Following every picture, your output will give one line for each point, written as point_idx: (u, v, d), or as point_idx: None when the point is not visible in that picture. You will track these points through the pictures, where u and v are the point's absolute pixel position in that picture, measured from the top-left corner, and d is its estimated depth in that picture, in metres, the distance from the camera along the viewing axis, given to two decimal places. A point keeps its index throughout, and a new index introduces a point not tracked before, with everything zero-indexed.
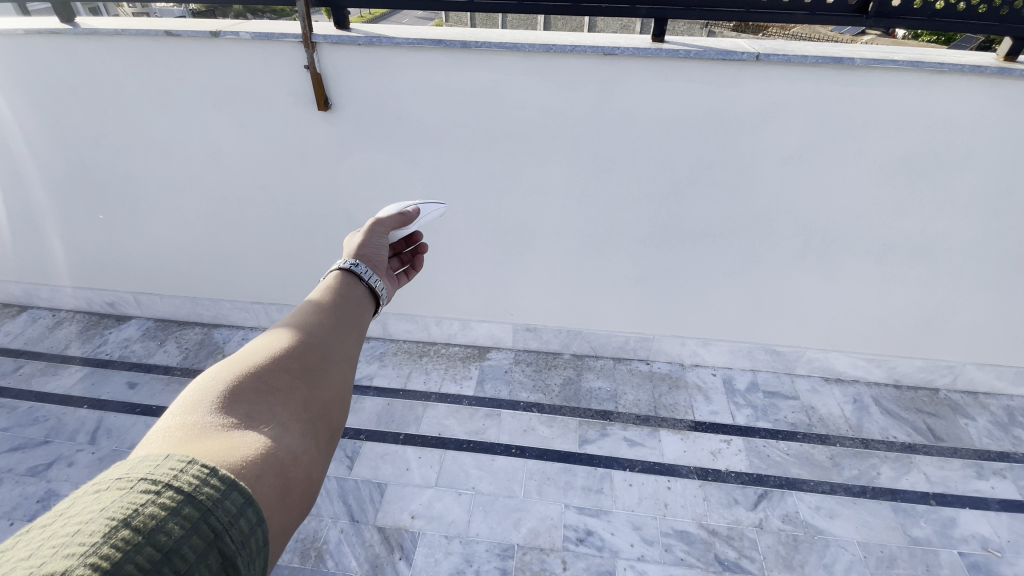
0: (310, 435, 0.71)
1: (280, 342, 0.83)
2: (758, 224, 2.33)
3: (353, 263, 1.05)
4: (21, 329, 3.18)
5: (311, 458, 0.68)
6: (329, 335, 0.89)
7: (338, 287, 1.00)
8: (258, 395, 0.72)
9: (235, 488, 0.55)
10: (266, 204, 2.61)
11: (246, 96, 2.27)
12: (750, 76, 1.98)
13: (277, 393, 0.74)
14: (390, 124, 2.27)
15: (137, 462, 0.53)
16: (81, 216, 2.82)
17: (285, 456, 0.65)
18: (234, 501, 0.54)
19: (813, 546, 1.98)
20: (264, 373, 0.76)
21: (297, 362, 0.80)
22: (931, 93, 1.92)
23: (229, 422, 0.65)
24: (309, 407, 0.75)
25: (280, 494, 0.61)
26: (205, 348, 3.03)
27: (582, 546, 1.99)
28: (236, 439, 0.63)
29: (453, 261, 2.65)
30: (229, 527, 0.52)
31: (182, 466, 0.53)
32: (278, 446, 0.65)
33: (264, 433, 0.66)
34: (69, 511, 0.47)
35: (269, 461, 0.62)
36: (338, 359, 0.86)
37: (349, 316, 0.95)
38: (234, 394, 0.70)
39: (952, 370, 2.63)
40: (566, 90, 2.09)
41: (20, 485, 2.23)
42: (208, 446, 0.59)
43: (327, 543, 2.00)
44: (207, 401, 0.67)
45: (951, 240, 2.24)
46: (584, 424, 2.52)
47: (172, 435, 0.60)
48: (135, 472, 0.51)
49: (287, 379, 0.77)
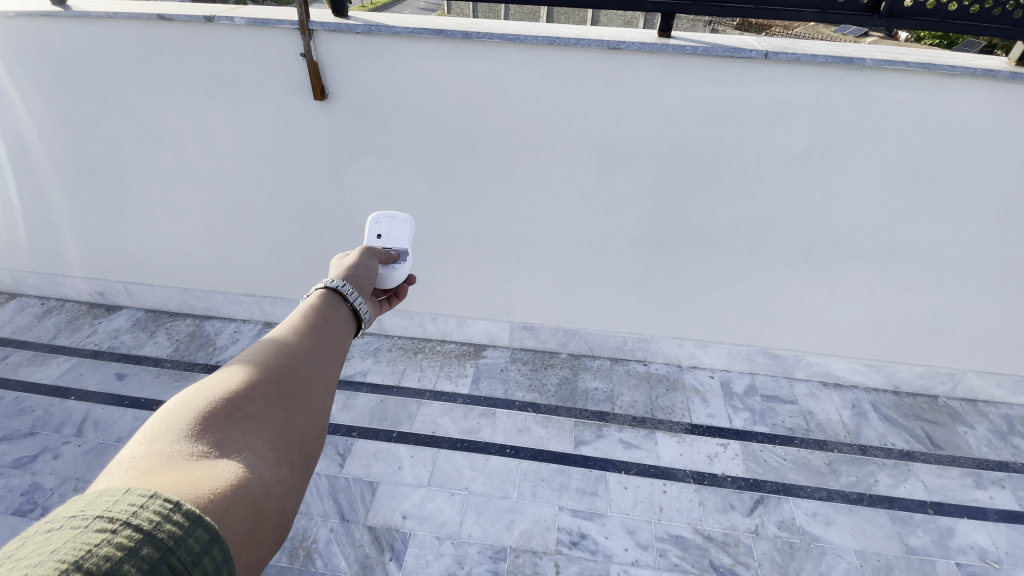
0: (285, 465, 0.66)
1: (254, 364, 0.78)
2: (760, 226, 2.30)
3: (338, 282, 1.01)
4: (10, 317, 3.12)
5: (285, 489, 0.63)
6: (308, 358, 0.83)
7: (321, 305, 0.95)
8: (231, 421, 0.67)
9: (199, 524, 0.49)
10: (259, 194, 2.55)
11: (240, 83, 2.22)
12: (757, 75, 1.93)
13: (252, 420, 0.69)
14: (388, 115, 2.22)
15: (93, 497, 0.48)
16: (74, 204, 2.77)
17: (258, 488, 0.60)
18: (198, 538, 0.49)
19: (809, 553, 1.95)
20: (239, 398, 0.71)
21: (274, 386, 0.75)
22: (941, 97, 1.88)
23: (197, 450, 0.61)
24: (285, 434, 0.70)
25: (249, 529, 0.56)
26: (196, 340, 2.98)
27: (575, 550, 1.96)
28: (205, 469, 0.58)
29: (450, 256, 2.61)
30: (191, 567, 0.47)
31: (142, 501, 0.48)
32: (249, 477, 0.60)
33: (235, 462, 0.61)
34: (17, 552, 0.42)
35: (239, 493, 0.57)
36: (319, 382, 0.81)
37: (332, 336, 0.90)
38: (204, 422, 0.65)
39: (952, 377, 2.60)
40: (569, 85, 2.04)
41: (4, 477, 2.18)
42: (175, 478, 0.55)
43: (316, 542, 1.96)
44: (177, 429, 0.63)
45: (955, 246, 2.21)
46: (580, 424, 2.49)
47: (136, 466, 0.55)
48: (90, 509, 0.46)
49: (263, 405, 0.72)
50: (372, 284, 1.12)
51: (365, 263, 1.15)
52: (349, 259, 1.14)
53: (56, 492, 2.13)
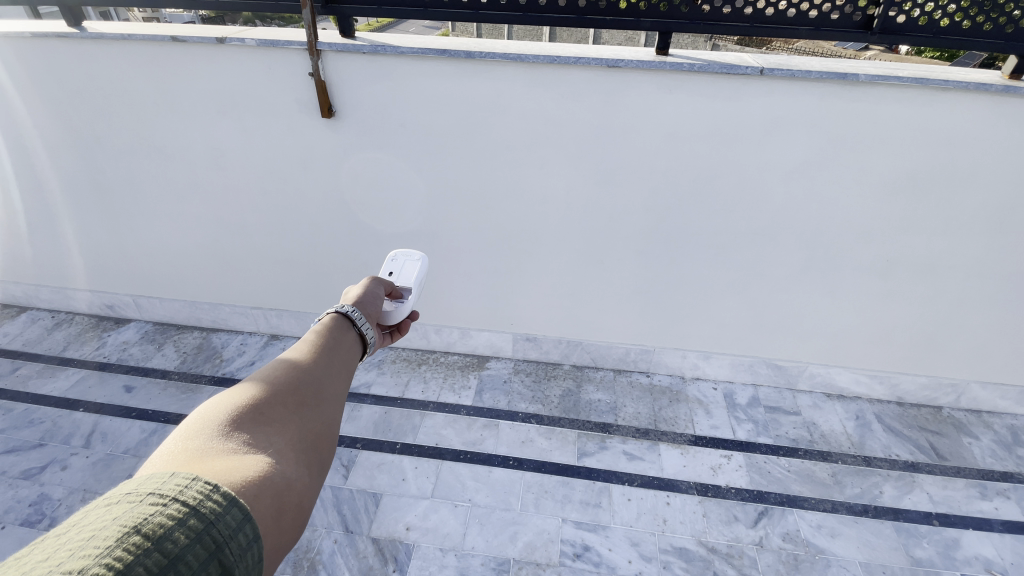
0: (303, 466, 0.68)
1: (273, 377, 0.79)
2: (760, 238, 2.33)
3: (349, 308, 1.03)
4: (21, 330, 3.17)
5: (304, 487, 0.64)
6: (323, 373, 0.85)
7: (332, 328, 0.96)
8: (254, 424, 0.69)
9: (235, 504, 0.51)
10: (267, 209, 2.60)
11: (250, 102, 2.28)
12: (754, 90, 1.98)
13: (273, 425, 0.71)
14: (393, 131, 2.27)
15: (144, 479, 0.50)
16: (88, 220, 2.84)
17: (282, 481, 0.61)
18: (235, 515, 0.51)
19: (814, 565, 1.94)
20: (261, 406, 0.73)
21: (292, 397, 0.77)
22: (935, 110, 1.92)
23: (228, 448, 0.62)
24: (303, 439, 0.72)
25: (274, 519, 0.56)
26: (203, 353, 3.01)
27: (578, 562, 1.96)
28: (235, 463, 0.59)
29: (453, 269, 2.65)
30: (228, 540, 0.49)
31: (187, 482, 0.51)
32: (274, 472, 0.62)
33: (261, 459, 0.63)
34: (82, 520, 0.44)
35: (266, 483, 0.58)
36: (332, 397, 0.82)
37: (343, 357, 0.92)
38: (230, 423, 0.67)
39: (956, 388, 2.60)
40: (569, 101, 2.09)
41: (13, 488, 2.20)
42: (211, 467, 0.56)
43: (320, 553, 1.97)
44: (207, 429, 0.64)
45: (954, 257, 2.23)
46: (583, 436, 2.50)
47: (175, 458, 0.57)
48: (144, 486, 0.49)
49: (282, 412, 0.74)
50: (378, 314, 1.14)
51: (372, 292, 1.18)
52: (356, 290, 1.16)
53: (63, 503, 2.15)
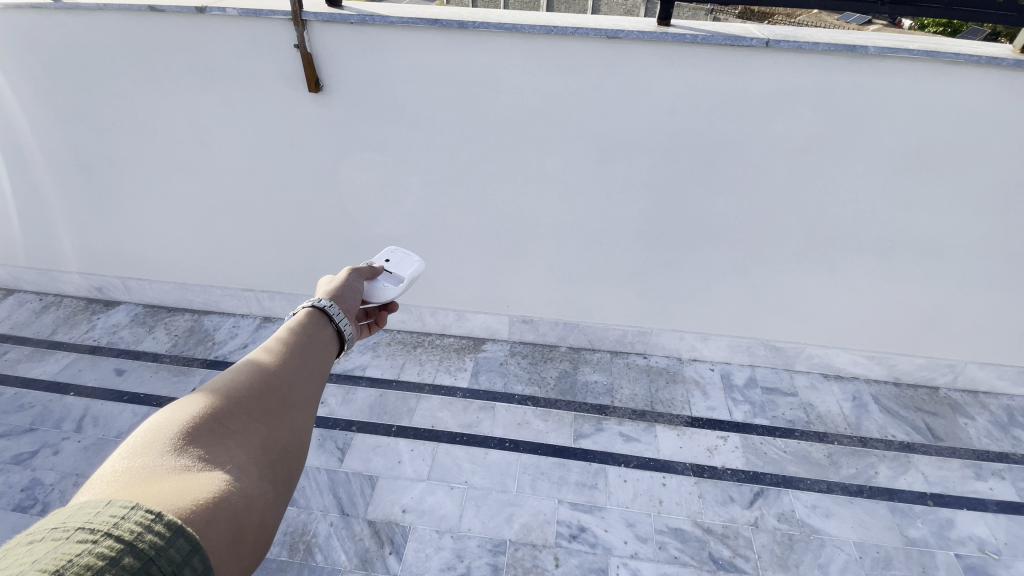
0: (267, 480, 0.62)
1: (238, 379, 0.73)
2: (761, 218, 2.28)
3: (325, 301, 0.96)
4: (9, 312, 3.12)
5: (267, 503, 0.59)
6: (294, 373, 0.78)
7: (307, 324, 0.90)
8: (214, 434, 0.63)
9: (181, 534, 0.46)
10: (255, 188, 2.52)
11: (234, 75, 2.19)
12: (759, 63, 1.90)
13: (235, 437, 0.64)
14: (384, 107, 2.19)
15: (75, 509, 0.44)
16: (74, 201, 2.75)
17: (240, 501, 0.55)
18: (179, 549, 0.45)
19: (808, 545, 1.95)
20: (222, 413, 0.67)
21: (257, 403, 0.71)
22: (944, 85, 1.86)
23: (183, 463, 0.57)
24: (268, 450, 0.66)
25: (230, 543, 0.51)
26: (195, 335, 2.97)
27: (575, 543, 1.96)
28: (188, 481, 0.54)
29: (448, 250, 2.59)
30: None
31: (124, 512, 0.44)
32: (233, 489, 0.56)
33: (219, 474, 0.57)
34: None
35: (222, 504, 0.53)
36: (303, 400, 0.76)
37: (317, 356, 0.85)
38: (186, 436, 0.61)
39: (953, 369, 2.59)
40: (567, 75, 2.01)
41: (4, 473, 2.18)
42: (160, 489, 0.51)
43: (316, 536, 1.97)
44: (162, 441, 0.59)
45: (958, 237, 2.19)
46: (579, 418, 2.49)
47: (122, 477, 0.52)
48: (73, 520, 0.43)
49: (246, 421, 0.67)
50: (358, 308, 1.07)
51: (352, 284, 1.13)
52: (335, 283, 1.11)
53: (56, 488, 2.14)
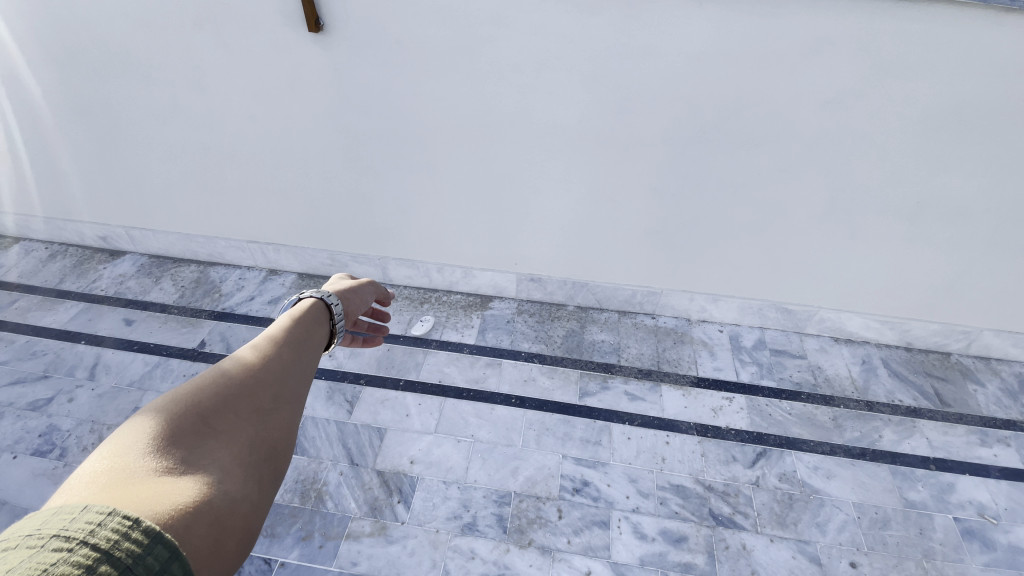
0: (253, 482, 0.54)
1: (229, 369, 0.65)
2: (783, 176, 2.17)
3: (328, 295, 0.92)
4: (16, 261, 3.10)
5: (254, 505, 0.52)
6: (289, 366, 0.71)
7: (304, 318, 0.84)
8: (198, 433, 0.55)
9: (160, 540, 0.40)
10: (256, 136, 2.43)
11: (231, 13, 2.06)
12: (793, 6, 1.76)
13: (221, 435, 0.57)
14: (389, 49, 2.06)
15: (50, 515, 0.39)
16: (72, 147, 2.67)
17: (223, 503, 0.49)
18: (159, 556, 0.39)
19: (807, 504, 1.99)
20: (210, 408, 0.59)
21: (247, 397, 0.62)
22: (994, 35, 1.72)
23: (163, 466, 0.50)
24: (257, 449, 0.58)
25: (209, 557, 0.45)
26: (202, 287, 2.96)
27: (578, 496, 2.01)
28: (167, 486, 0.47)
29: (456, 204, 2.52)
30: None
31: (102, 518, 0.39)
32: (216, 493, 0.49)
33: (198, 479, 0.50)
34: None
35: (202, 511, 0.46)
36: (296, 395, 0.68)
37: (310, 350, 0.78)
38: (168, 434, 0.53)
39: (968, 335, 2.54)
40: (585, 16, 1.87)
41: (22, 419, 2.24)
42: (136, 494, 0.44)
43: (327, 485, 2.02)
44: (143, 440, 0.52)
45: (989, 200, 2.09)
46: (585, 376, 2.49)
47: (95, 482, 0.45)
48: (48, 526, 0.38)
49: (233, 417, 0.59)
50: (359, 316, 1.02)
51: (364, 290, 1.06)
52: (357, 280, 1.08)
53: (73, 434, 2.19)
